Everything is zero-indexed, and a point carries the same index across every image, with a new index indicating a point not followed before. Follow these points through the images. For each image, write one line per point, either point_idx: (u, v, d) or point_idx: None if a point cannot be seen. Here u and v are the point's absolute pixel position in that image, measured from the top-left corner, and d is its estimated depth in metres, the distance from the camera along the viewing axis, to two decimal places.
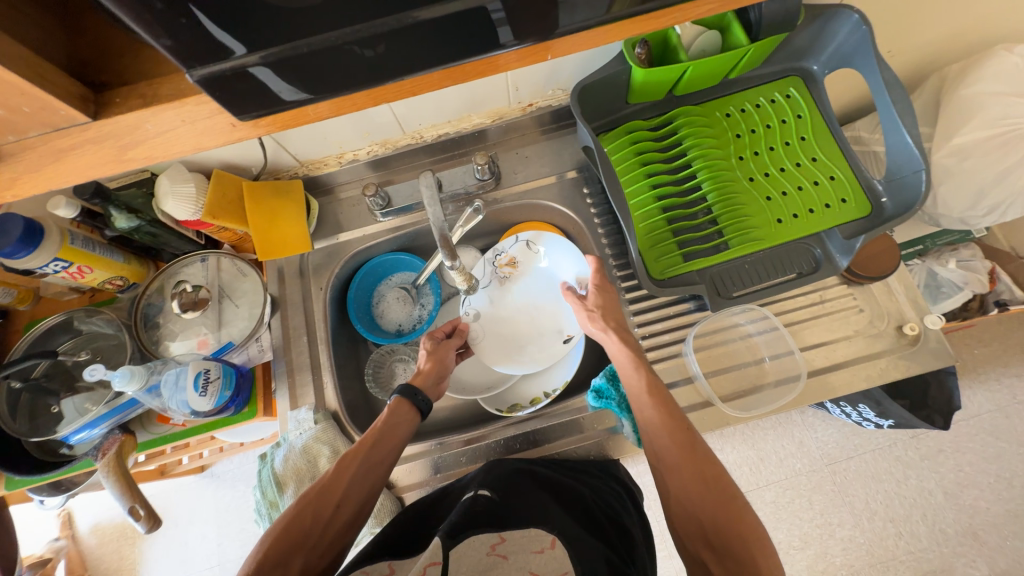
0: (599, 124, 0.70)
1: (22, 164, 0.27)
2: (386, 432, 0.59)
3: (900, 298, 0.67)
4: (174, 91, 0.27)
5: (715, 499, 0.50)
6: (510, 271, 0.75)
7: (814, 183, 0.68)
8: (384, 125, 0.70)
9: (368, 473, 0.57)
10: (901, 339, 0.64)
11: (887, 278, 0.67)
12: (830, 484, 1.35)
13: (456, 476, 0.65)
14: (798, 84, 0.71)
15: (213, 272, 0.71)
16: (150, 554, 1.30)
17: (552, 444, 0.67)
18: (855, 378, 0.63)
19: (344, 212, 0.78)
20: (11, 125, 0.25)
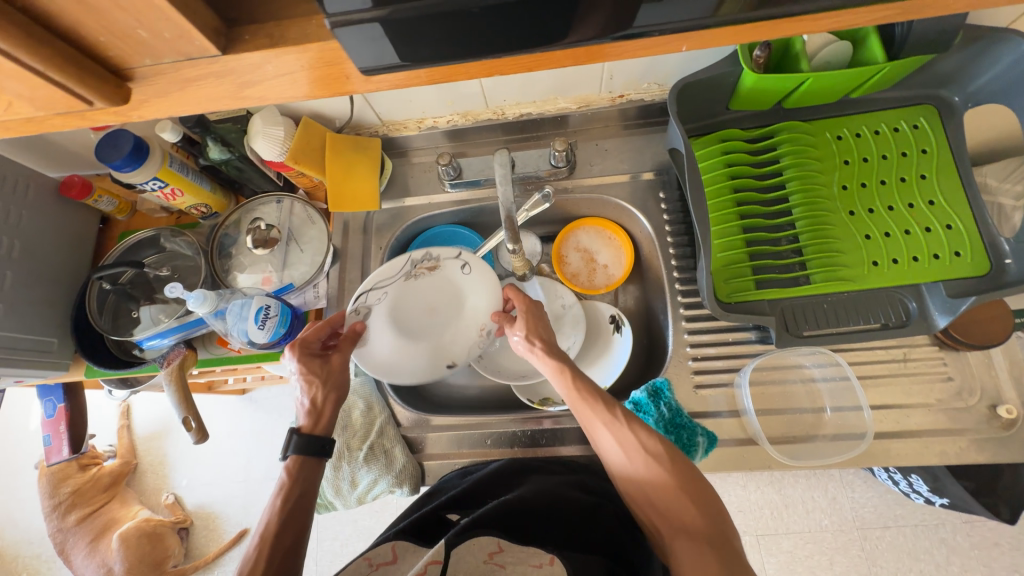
0: (692, 127, 0.66)
1: (150, 87, 0.28)
2: (296, 492, 0.51)
3: (1000, 375, 0.59)
4: (298, 35, 0.27)
5: (679, 490, 0.49)
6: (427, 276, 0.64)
7: (925, 229, 0.60)
8: (469, 96, 0.69)
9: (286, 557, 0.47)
10: (993, 421, 0.57)
11: (990, 349, 0.59)
12: (857, 549, 1.26)
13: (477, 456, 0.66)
14: (930, 115, 0.63)
15: (286, 214, 0.74)
16: (189, 457, 1.44)
17: (566, 448, 0.65)
18: (927, 452, 0.57)
19: (414, 176, 0.78)
20: (150, 48, 0.26)
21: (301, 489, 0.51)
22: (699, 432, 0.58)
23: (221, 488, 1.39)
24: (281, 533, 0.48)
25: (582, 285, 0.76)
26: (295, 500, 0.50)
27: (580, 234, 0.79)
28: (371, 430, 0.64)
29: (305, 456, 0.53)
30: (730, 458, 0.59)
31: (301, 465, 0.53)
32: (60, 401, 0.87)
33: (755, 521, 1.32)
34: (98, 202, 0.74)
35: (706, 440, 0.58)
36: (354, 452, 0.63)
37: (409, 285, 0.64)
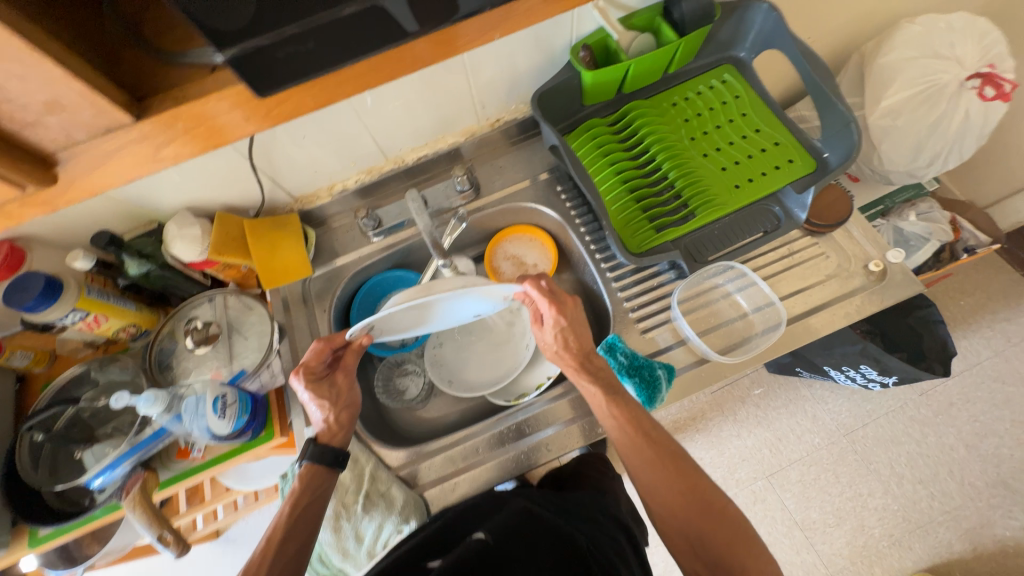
0: (562, 126, 0.78)
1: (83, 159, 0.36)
2: (306, 498, 0.59)
3: (860, 241, 0.72)
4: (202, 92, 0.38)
5: (690, 501, 0.56)
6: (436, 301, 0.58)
7: (761, 150, 0.75)
8: (369, 153, 0.78)
9: (289, 561, 0.55)
10: (870, 277, 0.69)
11: (846, 223, 0.73)
12: (852, 454, 1.34)
13: (473, 470, 0.66)
14: (730, 70, 0.80)
15: (221, 308, 0.75)
16: None
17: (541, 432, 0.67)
18: (834, 318, 0.67)
19: (339, 238, 0.84)
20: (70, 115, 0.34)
21: (308, 498, 0.58)
22: (657, 366, 0.64)
23: None
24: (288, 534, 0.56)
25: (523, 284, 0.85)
26: (303, 508, 0.58)
27: (506, 244, 0.88)
28: (363, 480, 0.64)
29: (315, 464, 0.59)
30: (691, 381, 0.65)
31: (313, 474, 0.60)
32: None
33: (760, 464, 1.37)
34: (12, 358, 0.71)
35: (665, 371, 0.64)
36: (351, 507, 0.63)
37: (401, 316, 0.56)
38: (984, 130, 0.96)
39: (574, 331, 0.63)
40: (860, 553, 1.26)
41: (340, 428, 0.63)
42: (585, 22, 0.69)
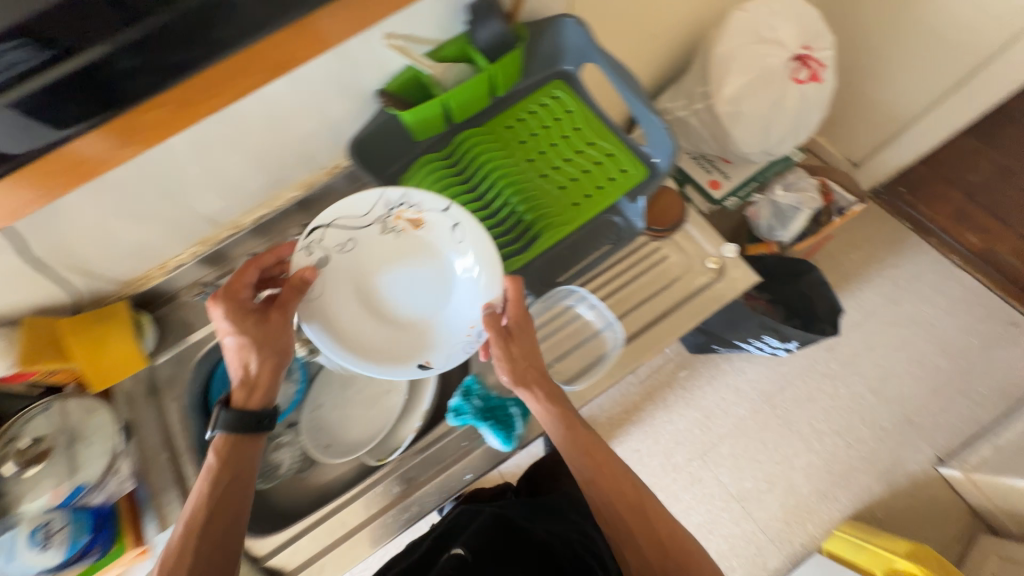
0: (398, 167, 0.75)
1: None
2: (219, 488, 0.57)
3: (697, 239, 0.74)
4: None
5: (642, 514, 0.60)
6: (416, 229, 0.66)
7: (595, 163, 0.75)
8: (194, 225, 0.73)
9: (216, 552, 0.54)
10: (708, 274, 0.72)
11: (683, 225, 0.74)
12: (775, 418, 1.40)
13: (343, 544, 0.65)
14: (561, 86, 0.80)
15: (57, 417, 0.65)
16: None
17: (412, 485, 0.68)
18: (675, 327, 0.70)
19: (187, 315, 0.79)
20: None
21: (229, 473, 0.57)
22: (510, 405, 0.63)
23: None
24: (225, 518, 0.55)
25: None
26: (229, 483, 0.57)
27: None
28: None
29: (231, 434, 0.59)
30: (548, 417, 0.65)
31: (227, 442, 0.59)
32: None
33: (693, 445, 1.41)
34: None
35: (519, 408, 0.63)
36: None
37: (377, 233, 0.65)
38: (820, 103, 1.01)
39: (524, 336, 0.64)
40: (792, 511, 1.32)
41: (263, 382, 0.61)
42: (390, 61, 0.67)
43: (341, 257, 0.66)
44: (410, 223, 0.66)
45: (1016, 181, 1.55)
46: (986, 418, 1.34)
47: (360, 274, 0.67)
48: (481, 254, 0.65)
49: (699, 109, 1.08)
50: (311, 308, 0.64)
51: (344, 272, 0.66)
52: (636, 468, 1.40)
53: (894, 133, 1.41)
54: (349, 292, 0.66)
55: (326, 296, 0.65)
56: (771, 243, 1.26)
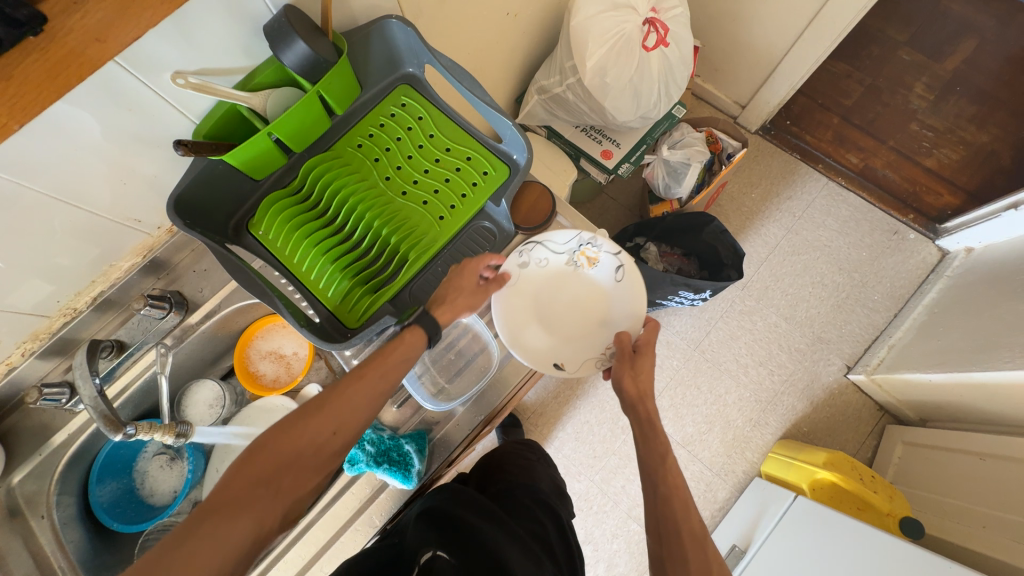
0: (243, 212, 0.69)
1: None
2: (399, 352, 0.63)
3: None
4: None
5: (684, 500, 0.59)
6: (592, 267, 0.78)
7: (457, 170, 0.72)
8: (12, 323, 0.63)
9: (316, 450, 0.54)
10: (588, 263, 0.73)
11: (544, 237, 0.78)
12: (705, 363, 1.48)
13: None
14: (407, 91, 0.74)
15: None
16: None
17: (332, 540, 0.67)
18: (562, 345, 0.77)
19: (40, 421, 0.69)
20: None
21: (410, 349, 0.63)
22: (404, 442, 0.67)
23: None
24: (343, 405, 0.57)
25: (284, 382, 0.78)
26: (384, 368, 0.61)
27: (258, 342, 0.80)
28: None
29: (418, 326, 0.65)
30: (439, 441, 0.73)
31: (414, 335, 0.64)
32: None
33: None
34: None
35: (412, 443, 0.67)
36: None
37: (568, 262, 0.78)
38: (684, 59, 1.01)
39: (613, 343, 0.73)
40: (732, 445, 1.42)
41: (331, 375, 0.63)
42: (195, 100, 0.60)
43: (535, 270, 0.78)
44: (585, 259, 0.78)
45: (882, 97, 1.66)
46: (882, 322, 1.48)
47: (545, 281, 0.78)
48: (626, 296, 0.75)
49: (573, 83, 1.05)
50: (511, 311, 0.76)
51: (523, 292, 0.78)
52: (588, 439, 1.45)
53: (769, 71, 1.45)
54: (530, 305, 0.78)
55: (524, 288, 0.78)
56: (672, 201, 1.31)
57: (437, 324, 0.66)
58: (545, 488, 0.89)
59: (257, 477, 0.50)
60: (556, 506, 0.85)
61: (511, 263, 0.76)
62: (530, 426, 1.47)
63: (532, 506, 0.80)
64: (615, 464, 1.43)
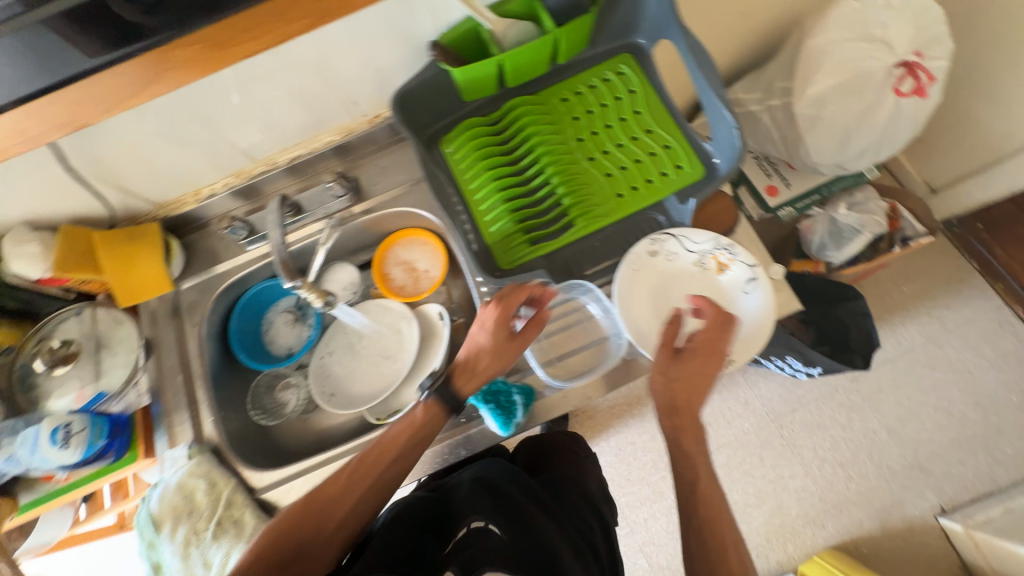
0: (440, 126, 0.71)
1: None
2: (405, 435, 0.60)
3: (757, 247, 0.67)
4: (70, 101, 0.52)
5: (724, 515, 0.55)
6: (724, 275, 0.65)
7: (650, 153, 0.69)
8: (230, 156, 0.72)
9: (315, 539, 0.55)
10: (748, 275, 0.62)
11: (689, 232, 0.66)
12: (778, 438, 1.37)
13: None
14: (628, 61, 0.72)
15: (88, 324, 0.72)
16: None
17: None
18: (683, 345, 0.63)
19: (215, 246, 0.78)
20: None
21: (421, 429, 0.60)
22: (514, 392, 0.62)
23: None
24: (358, 481, 0.58)
25: (409, 294, 0.81)
26: (396, 449, 0.59)
27: (397, 249, 0.84)
28: (218, 505, 0.62)
29: (432, 401, 0.61)
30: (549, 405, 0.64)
31: (433, 409, 0.61)
32: None
33: None
34: None
35: (521, 396, 0.62)
36: (203, 533, 0.61)
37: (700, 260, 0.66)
38: (917, 119, 0.89)
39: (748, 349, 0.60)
40: (775, 530, 1.32)
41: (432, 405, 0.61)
42: (449, 9, 0.61)
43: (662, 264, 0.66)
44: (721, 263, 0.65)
45: None
46: (1004, 479, 1.28)
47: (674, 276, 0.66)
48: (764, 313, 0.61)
49: (775, 106, 0.97)
50: (629, 298, 0.64)
51: (646, 284, 0.66)
52: (628, 460, 1.41)
53: None
54: (649, 298, 0.66)
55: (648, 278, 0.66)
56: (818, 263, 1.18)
57: (452, 398, 0.60)
58: (593, 488, 0.88)
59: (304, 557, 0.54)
60: (601, 507, 0.83)
61: (635, 253, 0.65)
62: (576, 423, 1.46)
63: (579, 502, 0.78)
64: (645, 495, 1.39)
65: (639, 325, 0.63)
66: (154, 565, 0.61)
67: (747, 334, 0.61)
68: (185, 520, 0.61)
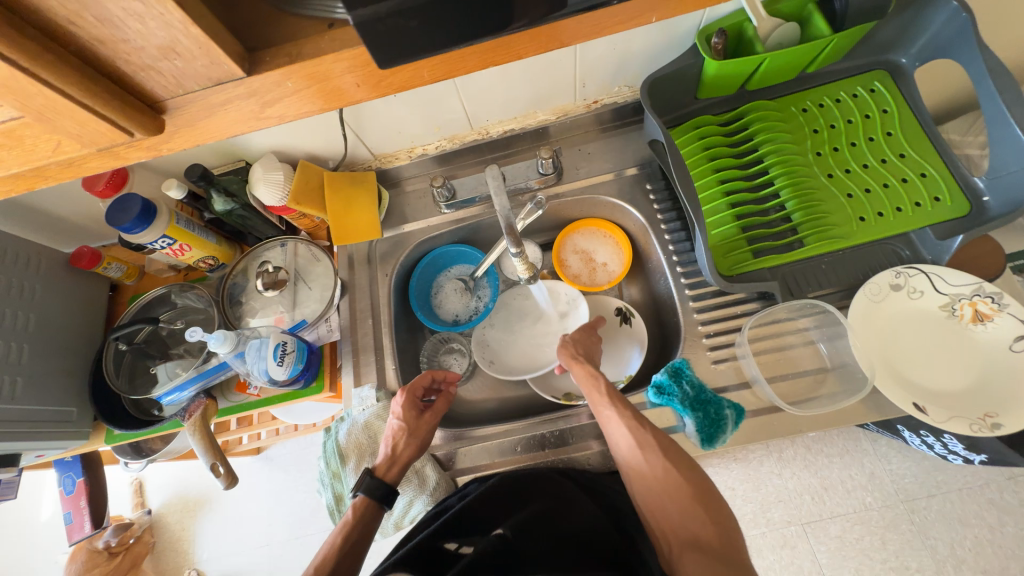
0: (668, 119, 0.70)
1: (181, 119, 0.28)
2: (353, 531, 0.55)
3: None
4: (313, 51, 0.27)
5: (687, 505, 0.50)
6: (983, 323, 0.57)
7: (901, 180, 0.63)
8: (454, 120, 0.74)
9: None
10: (1018, 327, 0.55)
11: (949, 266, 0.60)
12: (907, 523, 1.11)
13: (512, 462, 0.66)
14: (883, 78, 0.67)
15: (291, 255, 0.76)
16: (182, 519, 1.40)
17: (587, 444, 0.66)
18: (926, 392, 0.56)
19: (411, 204, 0.81)
20: (176, 79, 0.26)
21: (359, 530, 0.55)
22: (725, 405, 0.58)
23: (245, 557, 1.33)
24: None
25: (588, 283, 0.79)
26: (353, 541, 0.54)
27: (577, 236, 0.82)
28: None
29: (366, 496, 0.57)
30: (761, 427, 0.58)
31: (366, 507, 0.57)
32: (79, 476, 0.88)
33: (797, 509, 1.17)
34: (108, 269, 0.76)
35: (733, 411, 0.57)
36: None
37: (950, 302, 0.58)
38: None
39: (1017, 413, 0.52)
40: None
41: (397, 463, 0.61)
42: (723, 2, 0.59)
43: (905, 299, 0.60)
44: (979, 308, 0.57)
45: None
46: None
47: (916, 314, 0.59)
48: None
49: None
50: (863, 329, 0.59)
51: (883, 317, 0.60)
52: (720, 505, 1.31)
53: None
54: (885, 334, 0.59)
55: (886, 312, 0.60)
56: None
57: (374, 484, 0.58)
58: None
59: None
60: None
61: (876, 283, 0.60)
62: None
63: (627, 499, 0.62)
64: None
65: (875, 363, 0.57)
66: (333, 497, 0.64)
67: (1015, 397, 0.53)
68: (368, 459, 0.65)
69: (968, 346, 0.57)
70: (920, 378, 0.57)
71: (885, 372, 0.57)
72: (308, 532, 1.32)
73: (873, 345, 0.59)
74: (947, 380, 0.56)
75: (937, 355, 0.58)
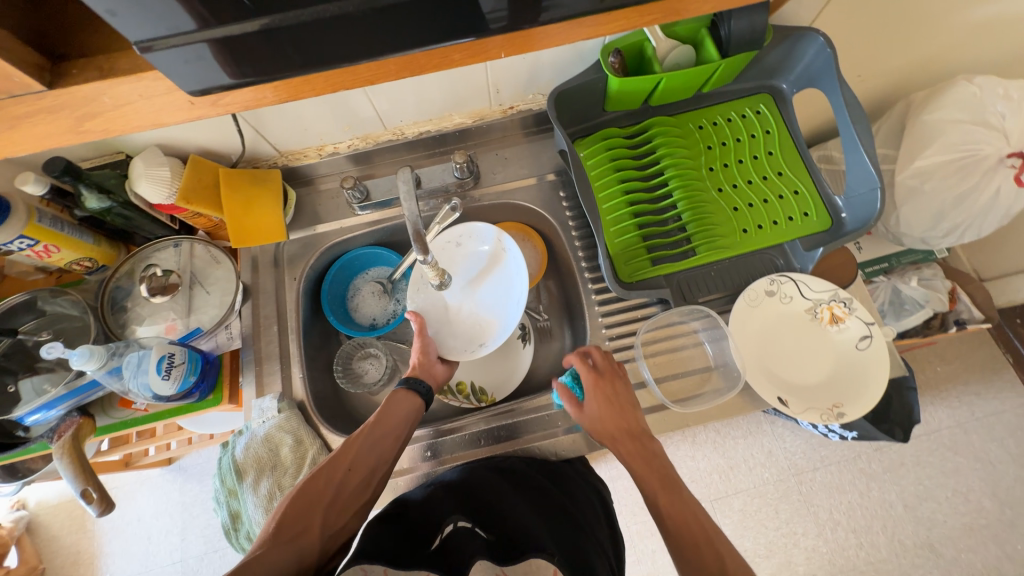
0: (577, 129, 0.73)
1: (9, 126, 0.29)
2: (392, 406, 0.60)
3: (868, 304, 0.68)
4: (128, 65, 0.30)
5: (685, 541, 0.48)
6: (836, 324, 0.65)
7: (778, 196, 0.70)
8: (364, 120, 0.71)
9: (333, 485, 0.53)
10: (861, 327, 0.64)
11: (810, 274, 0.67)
12: (797, 494, 1.25)
13: (460, 458, 0.68)
14: (767, 101, 0.74)
15: (185, 257, 0.70)
16: (77, 541, 1.27)
17: (527, 438, 0.68)
18: (791, 387, 0.64)
19: (322, 204, 0.78)
20: None
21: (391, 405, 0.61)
22: None
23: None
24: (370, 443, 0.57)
25: None
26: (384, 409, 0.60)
27: None
28: (304, 463, 0.62)
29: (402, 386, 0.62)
30: (654, 423, 0.63)
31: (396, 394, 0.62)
32: None
33: (707, 487, 1.28)
34: None
35: None
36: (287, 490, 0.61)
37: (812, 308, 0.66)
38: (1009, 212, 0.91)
39: (860, 400, 0.61)
40: None
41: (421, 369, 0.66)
42: None
43: (778, 304, 0.67)
44: (834, 312, 0.65)
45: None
46: None
47: (785, 318, 0.66)
48: (876, 366, 0.62)
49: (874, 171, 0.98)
50: (740, 336, 0.65)
51: (758, 322, 0.66)
52: None
53: None
54: (759, 338, 0.66)
55: (761, 317, 0.66)
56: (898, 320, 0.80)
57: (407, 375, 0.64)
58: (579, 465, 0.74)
59: (311, 501, 0.51)
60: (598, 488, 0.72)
61: (754, 290, 0.66)
62: None
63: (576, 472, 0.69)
64: None
65: (751, 365, 0.64)
66: (229, 514, 0.62)
67: (856, 390, 0.62)
68: (268, 474, 0.62)
69: (828, 345, 0.65)
70: (787, 375, 0.64)
71: (759, 372, 0.64)
72: (225, 544, 1.24)
73: (751, 346, 0.65)
74: (809, 375, 0.64)
75: (801, 354, 0.65)
